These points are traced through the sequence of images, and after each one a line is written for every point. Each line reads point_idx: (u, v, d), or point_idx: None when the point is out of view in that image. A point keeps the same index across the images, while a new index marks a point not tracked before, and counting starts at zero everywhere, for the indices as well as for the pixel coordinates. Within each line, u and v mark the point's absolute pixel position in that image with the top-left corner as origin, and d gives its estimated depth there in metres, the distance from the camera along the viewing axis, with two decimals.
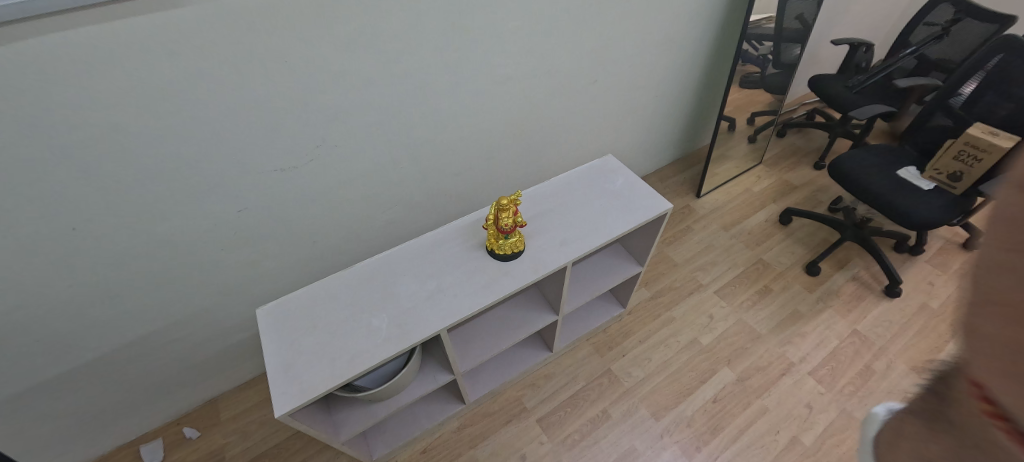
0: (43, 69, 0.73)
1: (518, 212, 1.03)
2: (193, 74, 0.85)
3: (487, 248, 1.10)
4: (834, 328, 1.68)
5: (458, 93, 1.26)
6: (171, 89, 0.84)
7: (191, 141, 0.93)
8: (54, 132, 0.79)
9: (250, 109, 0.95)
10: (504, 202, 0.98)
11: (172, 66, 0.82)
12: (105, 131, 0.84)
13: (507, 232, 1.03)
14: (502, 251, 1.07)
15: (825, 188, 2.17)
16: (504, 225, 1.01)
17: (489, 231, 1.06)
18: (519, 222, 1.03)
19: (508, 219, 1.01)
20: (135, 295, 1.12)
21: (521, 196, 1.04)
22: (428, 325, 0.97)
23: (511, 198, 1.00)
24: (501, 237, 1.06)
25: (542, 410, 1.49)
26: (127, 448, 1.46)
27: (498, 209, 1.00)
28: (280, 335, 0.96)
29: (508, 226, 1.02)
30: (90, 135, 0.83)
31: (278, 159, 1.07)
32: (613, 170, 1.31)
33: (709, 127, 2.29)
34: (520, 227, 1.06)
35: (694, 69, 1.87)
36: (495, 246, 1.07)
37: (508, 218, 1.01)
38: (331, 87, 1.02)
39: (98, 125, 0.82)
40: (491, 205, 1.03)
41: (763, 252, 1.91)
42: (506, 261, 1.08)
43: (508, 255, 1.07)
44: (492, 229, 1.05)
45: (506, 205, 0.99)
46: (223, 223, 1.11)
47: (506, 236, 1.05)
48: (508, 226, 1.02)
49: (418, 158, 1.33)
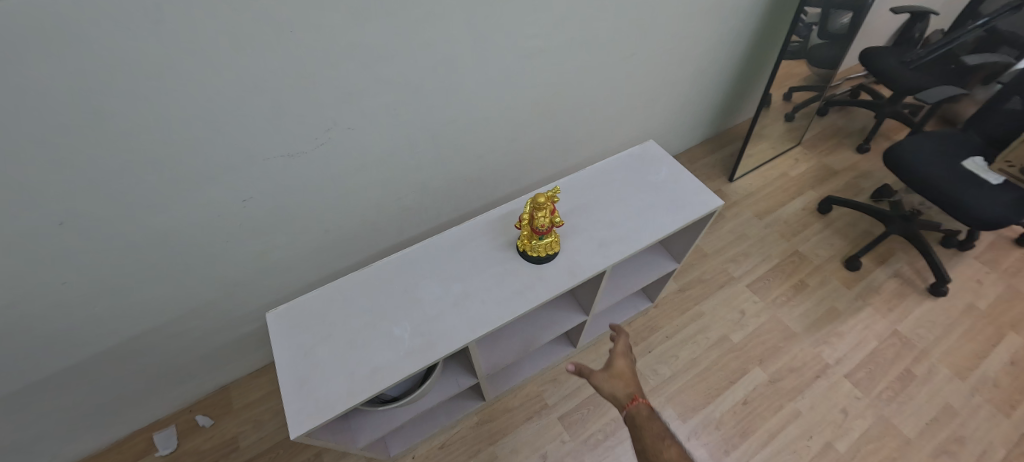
0: (10, 43, 0.60)
1: (556, 211, 0.92)
2: (186, 49, 0.72)
3: (518, 249, 0.99)
4: (873, 327, 1.58)
5: (484, 68, 1.12)
6: (160, 65, 0.72)
7: (187, 124, 0.81)
8: (30, 118, 0.68)
9: (253, 87, 0.83)
10: (542, 200, 0.88)
11: (160, 39, 0.69)
12: (90, 115, 0.72)
13: (542, 234, 0.92)
14: (536, 253, 0.96)
15: (868, 174, 2.02)
16: (540, 226, 0.90)
17: (522, 231, 0.96)
18: (557, 223, 0.92)
19: (544, 219, 0.90)
20: (138, 289, 1.04)
21: (559, 193, 0.92)
22: (455, 336, 0.87)
23: (548, 196, 0.89)
24: (535, 238, 0.95)
25: (563, 408, 1.43)
26: (140, 435, 1.43)
27: (534, 207, 0.89)
28: (294, 342, 0.87)
29: (545, 226, 0.91)
30: (74, 120, 0.72)
31: (285, 141, 0.95)
32: (655, 160, 1.17)
33: (748, 103, 2.11)
34: (556, 226, 0.95)
35: (739, 40, 1.69)
36: (528, 248, 0.97)
37: (545, 218, 0.90)
38: (345, 63, 0.89)
39: (82, 108, 0.71)
40: (526, 203, 0.92)
41: (799, 243, 1.80)
42: (538, 264, 0.97)
43: (541, 258, 0.96)
44: (526, 231, 0.94)
45: (543, 203, 0.88)
46: (226, 213, 1.01)
47: (541, 239, 0.94)
48: (544, 227, 0.91)
49: (437, 140, 1.21)
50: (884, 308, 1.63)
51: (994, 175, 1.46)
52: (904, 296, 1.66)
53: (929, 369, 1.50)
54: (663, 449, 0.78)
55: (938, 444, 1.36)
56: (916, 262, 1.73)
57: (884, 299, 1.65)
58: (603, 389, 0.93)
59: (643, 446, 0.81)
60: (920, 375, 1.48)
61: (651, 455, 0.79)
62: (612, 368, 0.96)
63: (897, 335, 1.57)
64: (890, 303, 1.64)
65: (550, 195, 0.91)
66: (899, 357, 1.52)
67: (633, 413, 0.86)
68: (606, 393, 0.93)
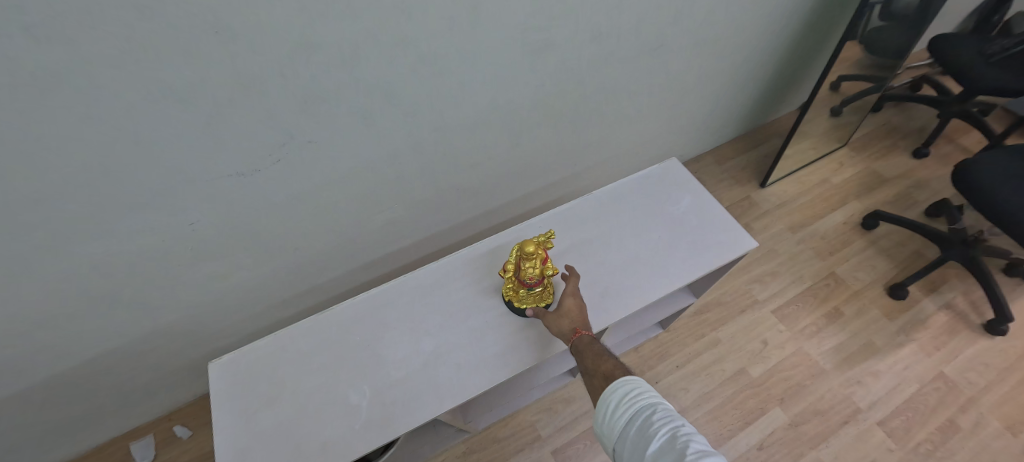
0: None
1: (548, 259, 0.76)
2: (73, 60, 0.55)
3: (505, 297, 0.84)
4: (915, 368, 1.40)
5: (480, 66, 0.90)
6: (40, 80, 0.55)
7: (101, 148, 0.65)
8: None
9: (178, 103, 0.65)
10: (530, 249, 0.71)
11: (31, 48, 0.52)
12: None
13: (531, 285, 0.77)
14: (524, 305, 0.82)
15: (923, 184, 1.77)
16: (529, 278, 0.75)
17: (508, 280, 0.80)
18: (549, 272, 0.76)
19: (533, 270, 0.74)
20: (83, 317, 0.92)
21: (553, 237, 0.76)
22: (421, 407, 0.75)
23: (539, 243, 0.72)
24: (523, 288, 0.80)
25: (557, 441, 1.32)
26: (117, 442, 1.39)
27: (521, 255, 0.73)
28: (237, 404, 0.75)
29: (534, 279, 0.75)
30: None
31: (231, 162, 0.78)
32: (676, 186, 1.00)
33: (793, 95, 1.85)
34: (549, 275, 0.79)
35: (790, 25, 1.43)
36: (515, 297, 0.82)
37: (533, 269, 0.74)
38: (294, 68, 0.70)
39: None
40: (513, 248, 0.77)
41: (836, 263, 1.59)
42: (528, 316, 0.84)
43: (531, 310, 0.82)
44: (512, 279, 0.79)
45: (532, 253, 0.72)
46: (171, 239, 0.86)
47: (530, 290, 0.79)
48: (533, 280, 0.75)
49: (422, 151, 1.00)
50: (931, 346, 1.44)
51: None
52: (955, 333, 1.45)
53: (976, 420, 1.32)
54: (601, 364, 0.70)
55: None
56: (972, 292, 1.52)
57: (930, 335, 1.45)
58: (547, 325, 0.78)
59: (584, 367, 0.71)
60: (965, 427, 1.31)
61: (589, 370, 0.71)
62: (559, 309, 0.79)
63: (942, 378, 1.38)
64: (938, 340, 1.44)
65: (542, 240, 0.75)
66: (943, 405, 1.34)
67: (578, 343, 0.74)
68: (550, 328, 0.78)
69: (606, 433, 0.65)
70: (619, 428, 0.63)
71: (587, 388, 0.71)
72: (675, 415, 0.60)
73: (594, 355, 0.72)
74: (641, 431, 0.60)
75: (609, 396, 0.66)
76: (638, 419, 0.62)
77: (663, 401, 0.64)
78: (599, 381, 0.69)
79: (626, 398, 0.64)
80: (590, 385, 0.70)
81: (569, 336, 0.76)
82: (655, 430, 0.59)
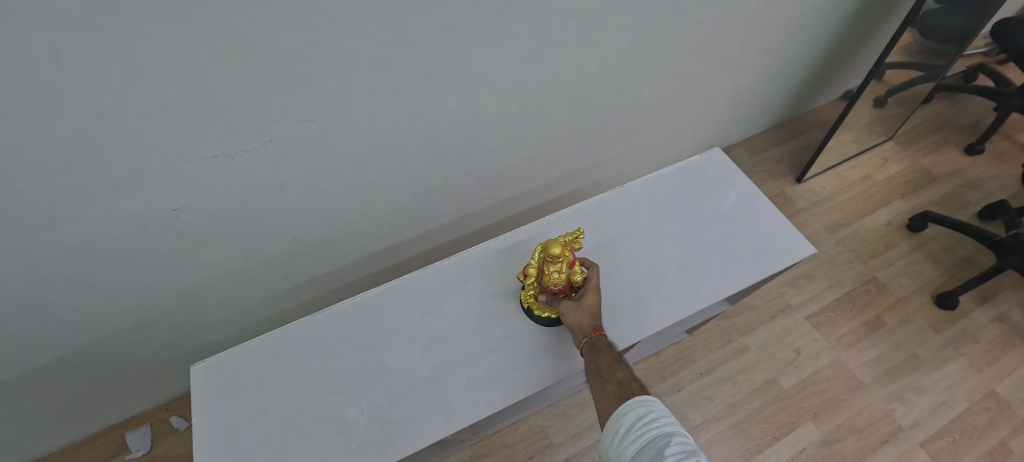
0: None
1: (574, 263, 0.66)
2: (6, 10, 0.44)
3: (525, 304, 0.75)
4: (964, 385, 1.28)
5: (500, 39, 0.79)
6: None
7: (57, 120, 0.55)
8: None
9: (149, 67, 0.54)
10: (557, 252, 0.61)
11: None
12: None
13: (555, 292, 0.68)
14: (546, 314, 0.73)
15: (976, 184, 1.62)
16: (552, 285, 0.65)
17: (528, 286, 0.71)
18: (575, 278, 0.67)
19: (558, 276, 0.64)
20: (62, 307, 0.84)
21: (583, 237, 0.65)
22: (426, 426, 0.66)
23: (566, 244, 0.62)
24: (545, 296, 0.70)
25: (570, 449, 1.23)
26: (112, 432, 1.34)
27: (545, 258, 0.63)
28: (221, 413, 0.67)
29: (559, 285, 0.65)
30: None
31: (215, 138, 0.67)
32: (720, 180, 0.90)
33: (838, 82, 1.70)
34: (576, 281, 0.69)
35: (843, 3, 1.28)
36: (537, 306, 0.73)
37: (559, 274, 0.64)
38: (286, 33, 0.59)
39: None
40: (535, 250, 0.67)
41: (878, 267, 1.46)
42: (549, 326, 0.75)
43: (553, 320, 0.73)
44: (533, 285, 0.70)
45: (558, 257, 0.62)
46: (154, 225, 0.77)
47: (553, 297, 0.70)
48: (558, 286, 0.65)
49: (432, 134, 0.90)
50: (981, 361, 1.32)
51: None
52: (1009, 348, 1.33)
53: None
54: (617, 371, 0.61)
55: None
56: None
57: (981, 349, 1.33)
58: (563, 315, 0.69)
59: (597, 369, 0.63)
60: (1018, 452, 1.20)
61: (603, 374, 0.62)
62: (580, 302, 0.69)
63: (993, 397, 1.27)
64: (989, 355, 1.32)
65: (568, 241, 0.65)
66: (993, 426, 1.23)
67: (594, 342, 0.65)
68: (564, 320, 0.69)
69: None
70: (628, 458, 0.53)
71: (597, 398, 0.61)
72: (694, 452, 0.49)
73: (610, 361, 0.63)
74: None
75: (620, 419, 0.55)
76: (650, 451, 0.51)
77: (685, 435, 0.53)
78: (611, 389, 0.60)
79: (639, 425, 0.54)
80: (602, 395, 0.60)
81: (586, 332, 0.67)
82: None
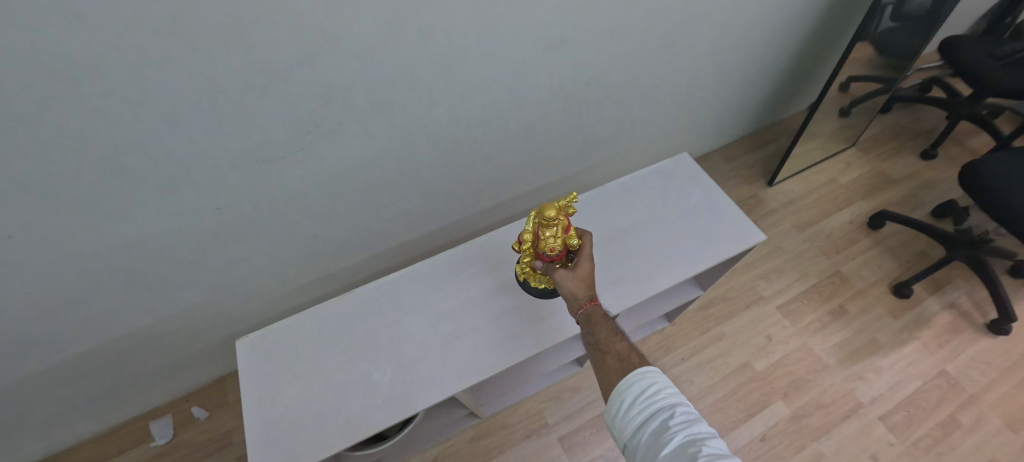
0: None
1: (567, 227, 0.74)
2: (120, 51, 0.57)
3: (523, 274, 0.85)
4: (919, 365, 1.42)
5: (498, 63, 0.93)
6: (77, 64, 0.56)
7: (137, 132, 0.67)
8: None
9: (216, 91, 0.67)
10: (550, 216, 0.69)
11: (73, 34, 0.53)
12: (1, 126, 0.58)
13: (551, 257, 0.76)
14: (541, 285, 0.83)
15: (931, 186, 1.78)
16: (548, 249, 0.73)
17: (526, 253, 0.79)
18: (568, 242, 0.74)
19: (552, 240, 0.72)
20: (112, 296, 0.96)
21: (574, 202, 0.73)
22: (441, 385, 0.78)
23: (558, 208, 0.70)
24: (541, 262, 0.78)
25: (564, 428, 1.35)
26: (138, 421, 1.43)
27: (541, 223, 0.71)
28: (265, 379, 0.79)
29: (554, 249, 0.73)
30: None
31: (258, 147, 0.80)
32: (688, 179, 1.05)
33: (803, 95, 1.86)
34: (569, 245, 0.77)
35: (801, 26, 1.44)
36: (532, 277, 0.84)
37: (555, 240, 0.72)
38: (323, 61, 0.72)
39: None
40: (530, 216, 0.75)
41: (841, 261, 1.61)
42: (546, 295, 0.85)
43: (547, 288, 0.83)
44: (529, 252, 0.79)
45: (551, 220, 0.70)
46: (199, 223, 0.89)
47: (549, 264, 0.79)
48: (553, 252, 0.74)
49: (438, 143, 1.03)
50: (934, 344, 1.46)
51: None
52: (959, 332, 1.47)
53: (977, 417, 1.34)
54: (615, 344, 0.70)
55: None
56: (977, 293, 1.54)
57: (934, 333, 1.47)
58: (562, 285, 0.77)
59: (597, 343, 0.71)
60: (966, 424, 1.33)
61: (602, 348, 0.70)
62: (577, 271, 0.77)
63: (944, 376, 1.40)
64: (941, 339, 1.46)
65: (563, 206, 0.73)
66: (944, 401, 1.36)
67: (590, 313, 0.73)
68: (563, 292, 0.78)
69: (618, 432, 0.63)
70: (633, 428, 0.61)
71: (598, 367, 0.70)
72: (693, 420, 0.59)
73: (608, 333, 0.72)
74: (656, 433, 0.59)
75: (625, 394, 0.63)
76: (653, 422, 0.60)
77: (683, 402, 0.62)
78: (612, 361, 0.68)
79: (641, 399, 0.62)
80: (604, 367, 0.69)
81: (582, 304, 0.75)
82: (672, 432, 0.58)
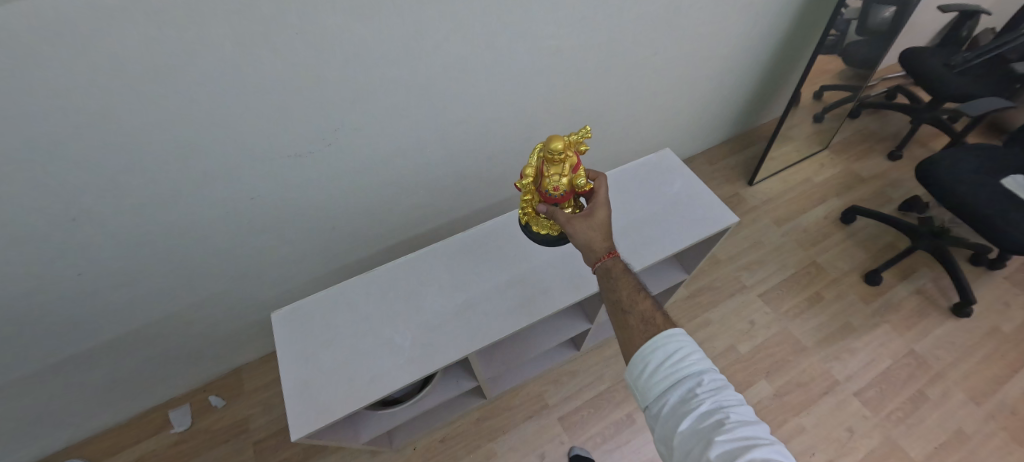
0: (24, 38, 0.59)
1: (571, 168, 0.82)
2: (188, 51, 0.69)
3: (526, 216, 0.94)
4: (889, 346, 1.54)
5: (500, 70, 1.05)
6: (153, 60, 0.68)
7: (192, 123, 0.79)
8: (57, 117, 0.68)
9: (259, 87, 0.79)
10: (557, 150, 0.77)
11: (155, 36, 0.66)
12: (86, 112, 0.69)
13: (553, 196, 0.84)
14: (541, 229, 0.93)
15: (897, 184, 1.93)
16: (551, 184, 0.82)
17: (531, 190, 0.88)
18: (570, 183, 0.83)
19: (556, 176, 0.81)
20: (149, 280, 1.05)
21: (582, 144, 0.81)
22: (456, 346, 0.89)
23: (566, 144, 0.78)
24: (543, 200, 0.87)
25: (564, 409, 1.45)
26: (157, 411, 1.50)
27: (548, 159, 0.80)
28: (299, 346, 0.89)
29: (557, 187, 0.82)
30: (65, 116, 0.69)
31: (292, 141, 0.91)
32: (669, 171, 1.17)
33: (776, 103, 2.02)
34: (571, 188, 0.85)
35: (771, 39, 1.59)
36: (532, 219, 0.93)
37: (560, 179, 0.81)
38: (352, 66, 0.85)
39: (76, 107, 0.68)
40: (539, 152, 0.83)
41: (817, 253, 1.74)
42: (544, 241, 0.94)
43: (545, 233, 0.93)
44: (532, 189, 0.87)
45: (557, 156, 0.78)
46: (235, 212, 1.00)
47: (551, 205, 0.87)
48: (555, 190, 0.83)
49: (447, 143, 1.15)
50: (902, 326, 1.58)
51: None
52: (926, 315, 1.60)
53: (944, 392, 1.45)
54: (640, 303, 0.72)
55: None
56: (942, 280, 1.67)
57: (903, 316, 1.60)
58: (583, 238, 0.82)
59: (621, 302, 0.73)
60: (933, 397, 1.44)
61: (626, 307, 0.72)
62: (593, 217, 0.82)
63: (913, 355, 1.52)
64: (909, 321, 1.59)
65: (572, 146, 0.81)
66: (913, 378, 1.48)
67: (610, 265, 0.77)
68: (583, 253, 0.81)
69: (640, 394, 0.65)
70: (656, 392, 0.63)
71: (619, 327, 0.72)
72: (718, 386, 0.61)
73: (630, 292, 0.74)
74: (681, 399, 0.62)
75: (650, 361, 0.64)
76: (678, 387, 0.62)
77: (706, 366, 0.64)
78: (636, 321, 0.70)
79: (666, 367, 0.63)
80: (626, 326, 0.71)
81: (601, 257, 0.79)
82: (698, 399, 0.60)
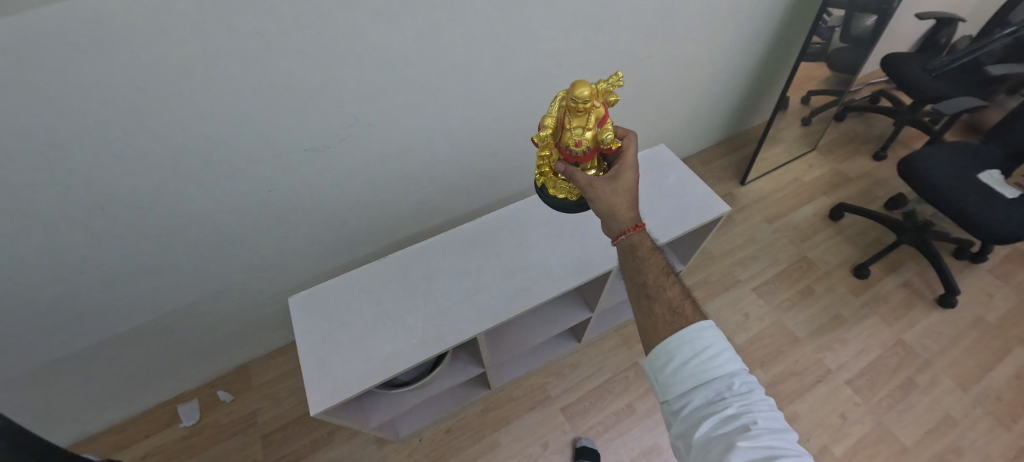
0: (75, 35, 0.64)
1: (594, 120, 0.83)
2: (219, 48, 0.74)
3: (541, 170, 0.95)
4: (878, 336, 1.60)
5: (504, 70, 1.11)
6: (187, 57, 0.73)
7: (219, 117, 0.84)
8: (96, 110, 0.73)
9: (282, 83, 0.85)
10: (583, 95, 0.77)
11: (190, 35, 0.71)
12: (122, 104, 0.74)
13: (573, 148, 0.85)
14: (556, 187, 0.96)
15: (883, 182, 2.01)
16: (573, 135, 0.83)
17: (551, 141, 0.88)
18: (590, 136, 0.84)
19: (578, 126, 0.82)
20: (167, 272, 1.09)
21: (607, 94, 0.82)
22: (465, 328, 0.93)
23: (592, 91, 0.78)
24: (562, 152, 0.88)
25: (566, 399, 1.49)
26: (166, 407, 1.52)
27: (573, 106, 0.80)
28: (315, 329, 0.94)
29: (578, 137, 0.83)
30: (103, 109, 0.73)
31: (309, 135, 0.96)
32: (665, 164, 1.24)
33: (765, 107, 2.10)
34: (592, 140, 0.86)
35: (760, 46, 1.67)
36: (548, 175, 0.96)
37: (582, 132, 0.83)
38: (368, 63, 0.90)
39: (113, 100, 0.73)
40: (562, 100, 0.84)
41: (808, 248, 1.80)
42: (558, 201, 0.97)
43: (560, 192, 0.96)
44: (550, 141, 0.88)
45: (584, 100, 0.78)
46: (252, 204, 1.04)
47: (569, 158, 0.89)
48: (576, 141, 0.84)
49: (453, 139, 1.21)
50: (891, 317, 1.64)
51: (1010, 189, 1.45)
52: (913, 306, 1.66)
53: (931, 379, 1.51)
54: (668, 289, 0.73)
55: (935, 452, 1.38)
56: (927, 273, 1.73)
57: (891, 308, 1.66)
58: (611, 205, 0.83)
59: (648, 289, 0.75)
60: (922, 384, 1.49)
61: (654, 293, 0.74)
62: (618, 181, 0.83)
63: (901, 345, 1.57)
64: (897, 312, 1.65)
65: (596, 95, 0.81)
66: (902, 366, 1.53)
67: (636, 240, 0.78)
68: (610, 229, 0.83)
69: (663, 388, 0.67)
70: (682, 390, 0.65)
71: (643, 315, 0.74)
72: (745, 392, 0.63)
73: (659, 277, 0.76)
74: (708, 400, 0.63)
75: (679, 360, 0.66)
76: (704, 388, 0.64)
77: (734, 370, 0.65)
78: (662, 309, 0.72)
79: (695, 368, 0.65)
80: (652, 315, 0.72)
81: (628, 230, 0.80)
82: (726, 402, 0.62)
